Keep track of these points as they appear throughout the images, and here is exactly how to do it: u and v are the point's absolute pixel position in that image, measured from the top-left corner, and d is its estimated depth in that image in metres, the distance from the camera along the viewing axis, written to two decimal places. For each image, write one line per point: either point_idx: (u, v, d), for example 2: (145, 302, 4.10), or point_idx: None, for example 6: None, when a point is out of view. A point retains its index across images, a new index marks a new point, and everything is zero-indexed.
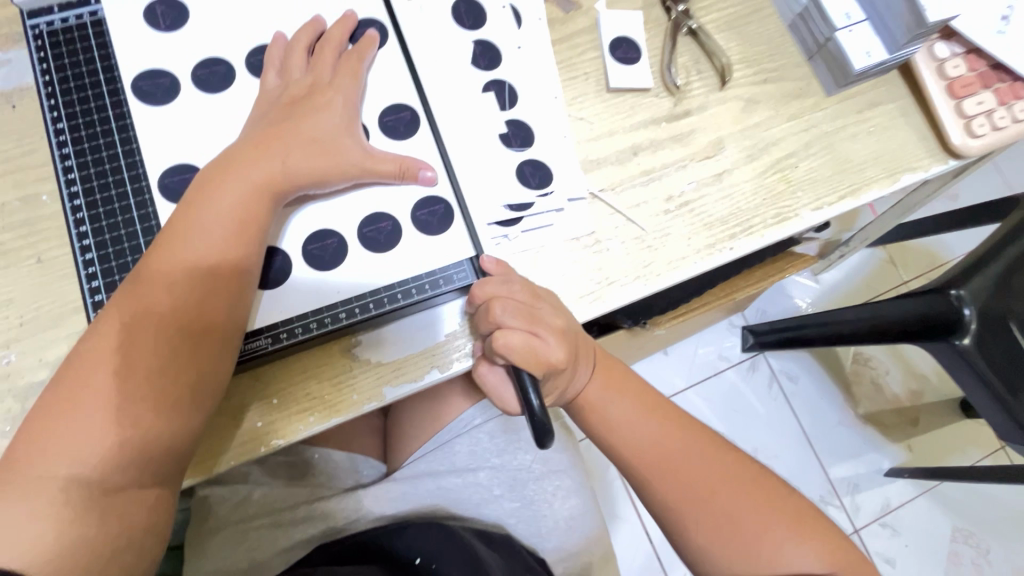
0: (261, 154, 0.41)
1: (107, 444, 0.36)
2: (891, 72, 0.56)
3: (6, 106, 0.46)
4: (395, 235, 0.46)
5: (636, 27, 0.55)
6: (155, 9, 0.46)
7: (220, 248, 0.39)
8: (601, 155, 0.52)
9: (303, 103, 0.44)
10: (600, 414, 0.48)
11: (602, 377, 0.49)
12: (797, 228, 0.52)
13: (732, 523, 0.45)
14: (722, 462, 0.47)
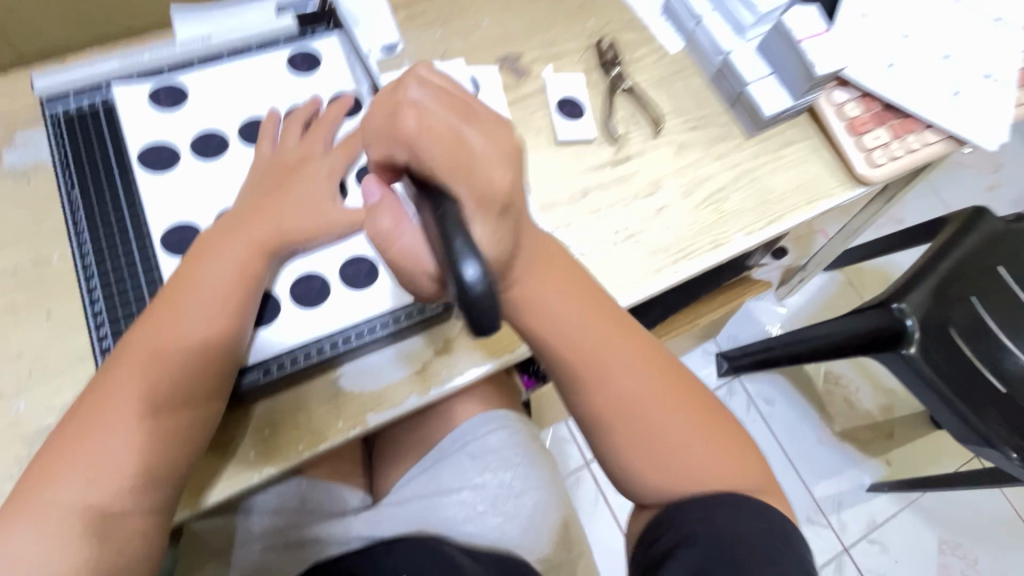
0: (251, 218, 0.47)
1: (109, 474, 0.40)
2: (801, 116, 0.65)
3: (23, 181, 0.53)
4: (374, 274, 0.52)
5: (579, 88, 0.64)
6: (159, 93, 0.54)
7: (216, 299, 0.44)
8: (554, 198, 0.59)
9: (291, 172, 0.50)
10: (544, 312, 0.44)
11: (546, 272, 0.44)
12: (731, 252, 0.59)
13: (649, 430, 0.46)
14: (651, 373, 0.47)
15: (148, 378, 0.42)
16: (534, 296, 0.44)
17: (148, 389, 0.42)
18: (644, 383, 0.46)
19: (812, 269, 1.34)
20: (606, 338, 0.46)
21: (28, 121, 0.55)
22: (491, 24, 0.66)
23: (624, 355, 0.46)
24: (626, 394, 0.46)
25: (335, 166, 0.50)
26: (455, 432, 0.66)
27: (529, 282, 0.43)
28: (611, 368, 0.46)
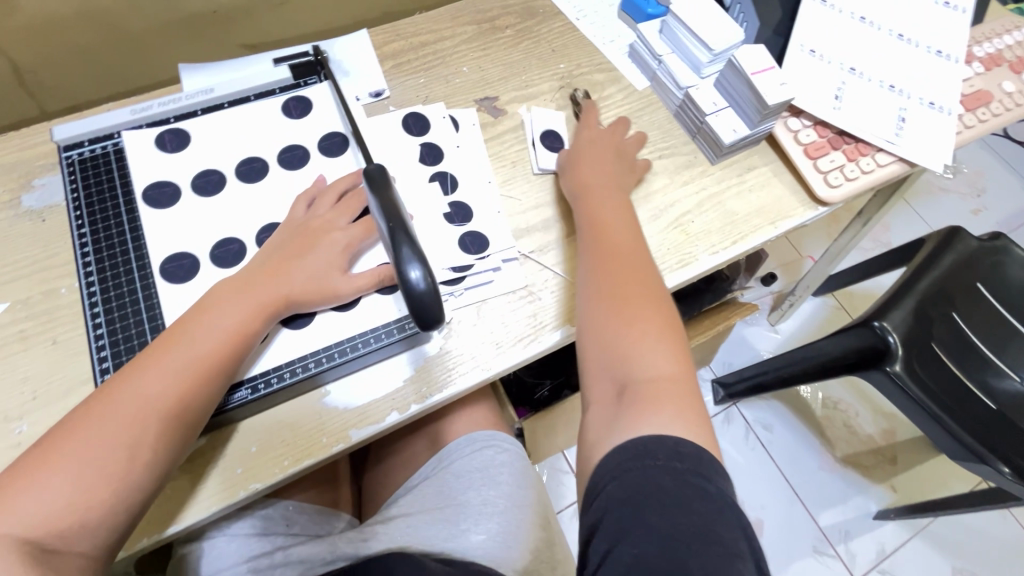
0: (265, 283, 0.50)
1: (67, 505, 0.41)
2: (761, 144, 0.70)
3: (39, 221, 0.57)
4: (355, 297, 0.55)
5: (552, 124, 0.69)
6: (164, 137, 0.58)
7: (211, 350, 0.47)
8: (529, 224, 0.63)
9: (310, 243, 0.53)
10: (594, 206, 0.59)
11: (607, 197, 0.60)
12: (698, 270, 0.62)
13: (626, 319, 0.51)
14: (655, 299, 0.53)
15: (127, 415, 0.44)
16: (592, 204, 0.59)
17: (123, 424, 0.44)
18: (630, 274, 0.54)
19: (800, 293, 1.37)
20: (623, 235, 0.57)
21: (47, 166, 0.60)
22: (471, 70, 0.72)
23: (630, 255, 0.56)
24: (617, 270, 0.54)
25: (352, 243, 0.54)
26: (438, 454, 0.71)
27: (588, 184, 0.61)
28: (612, 252, 0.56)
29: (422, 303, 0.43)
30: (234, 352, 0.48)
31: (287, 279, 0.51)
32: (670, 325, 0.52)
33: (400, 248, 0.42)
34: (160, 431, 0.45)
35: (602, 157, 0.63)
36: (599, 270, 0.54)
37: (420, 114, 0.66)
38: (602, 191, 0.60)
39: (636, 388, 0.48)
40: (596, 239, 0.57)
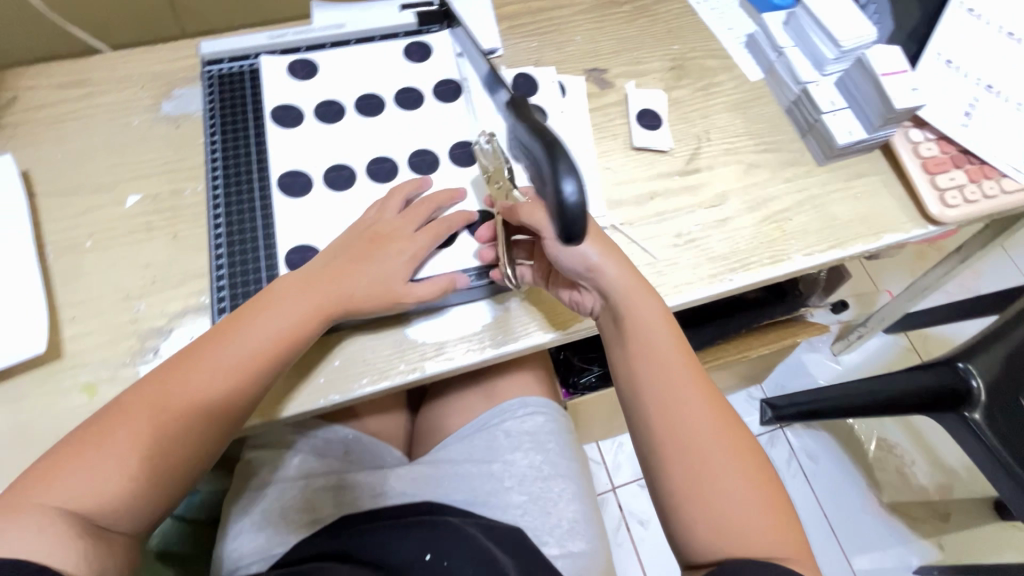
0: (301, 312, 0.50)
1: (115, 489, 0.45)
2: (875, 151, 0.67)
3: (174, 126, 0.62)
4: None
5: (658, 102, 0.68)
6: (295, 63, 0.62)
7: (253, 358, 0.48)
8: (623, 197, 0.63)
9: (371, 256, 0.53)
10: (640, 313, 0.52)
11: (649, 301, 0.53)
12: (790, 269, 0.61)
13: (695, 462, 0.48)
14: (713, 426, 0.49)
15: (176, 413, 0.47)
16: (632, 313, 0.52)
17: (173, 422, 0.47)
18: (696, 402, 0.50)
19: (872, 326, 1.29)
20: (675, 355, 0.52)
21: (186, 79, 0.65)
22: (584, 40, 0.72)
23: (686, 380, 0.51)
24: (676, 401, 0.50)
25: (417, 252, 0.54)
26: (494, 409, 0.70)
27: (627, 291, 0.52)
28: (671, 379, 0.51)
29: (575, 217, 0.40)
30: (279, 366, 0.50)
31: (335, 301, 0.51)
32: (745, 446, 0.50)
33: (561, 162, 0.40)
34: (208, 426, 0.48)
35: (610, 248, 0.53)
36: (665, 411, 0.50)
37: (530, 75, 0.67)
38: (639, 293, 0.52)
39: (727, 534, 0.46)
40: (652, 367, 0.51)
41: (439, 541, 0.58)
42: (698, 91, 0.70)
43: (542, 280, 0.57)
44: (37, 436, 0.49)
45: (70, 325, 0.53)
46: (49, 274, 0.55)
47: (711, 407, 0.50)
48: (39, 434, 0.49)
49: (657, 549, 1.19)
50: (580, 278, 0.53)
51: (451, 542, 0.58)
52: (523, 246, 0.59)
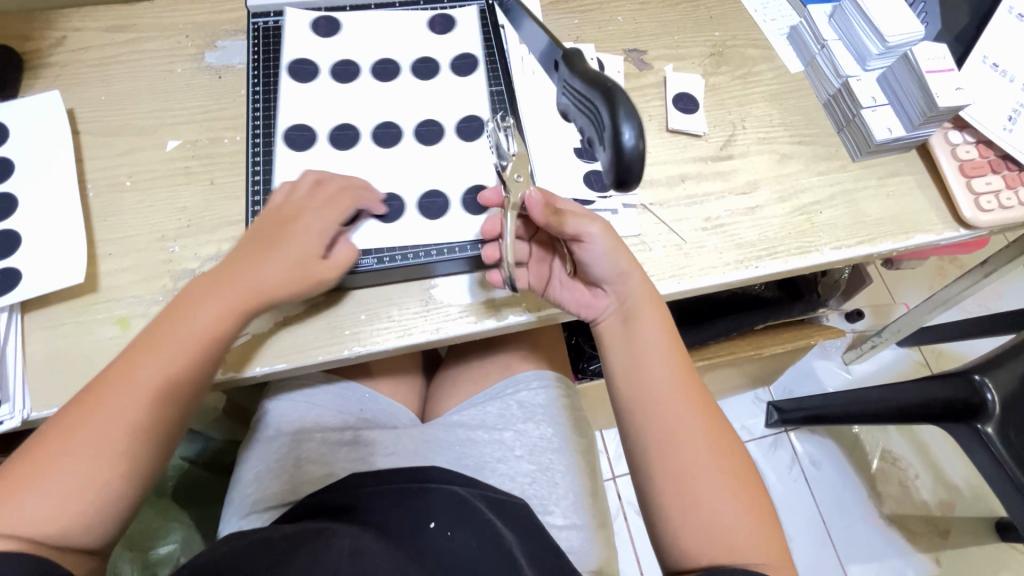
0: (219, 297, 0.49)
1: (64, 495, 0.43)
2: (912, 151, 0.66)
3: (216, 77, 0.63)
4: (444, 209, 0.57)
5: (695, 87, 0.68)
6: (319, 21, 0.63)
7: (184, 344, 0.47)
8: (654, 177, 0.63)
9: (282, 241, 0.51)
10: (637, 321, 0.54)
11: (648, 306, 0.54)
12: (817, 261, 0.61)
13: (678, 463, 0.50)
14: (699, 428, 0.51)
15: (113, 412, 0.45)
16: (630, 319, 0.54)
17: (121, 425, 0.45)
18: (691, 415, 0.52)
19: (886, 337, 1.27)
20: (675, 367, 0.53)
21: (230, 31, 0.66)
22: (625, 20, 0.72)
23: (682, 392, 0.52)
24: (664, 405, 0.52)
25: (327, 228, 0.52)
26: (509, 378, 0.71)
27: (635, 302, 0.54)
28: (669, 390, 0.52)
29: (631, 162, 0.41)
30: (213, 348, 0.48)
31: (251, 283, 0.49)
32: (736, 461, 0.51)
33: (619, 105, 0.40)
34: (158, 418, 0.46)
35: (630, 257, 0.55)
36: (663, 421, 0.51)
37: None
38: (646, 302, 0.54)
39: (705, 533, 0.48)
40: (650, 377, 0.53)
41: (428, 501, 0.58)
42: (737, 79, 0.70)
43: (541, 286, 0.56)
44: (71, 363, 0.50)
45: (107, 260, 0.54)
46: (89, 209, 0.56)
47: (698, 410, 0.52)
48: (73, 362, 0.50)
49: None
50: (605, 282, 0.54)
51: (440, 500, 0.58)
52: (521, 247, 0.57)
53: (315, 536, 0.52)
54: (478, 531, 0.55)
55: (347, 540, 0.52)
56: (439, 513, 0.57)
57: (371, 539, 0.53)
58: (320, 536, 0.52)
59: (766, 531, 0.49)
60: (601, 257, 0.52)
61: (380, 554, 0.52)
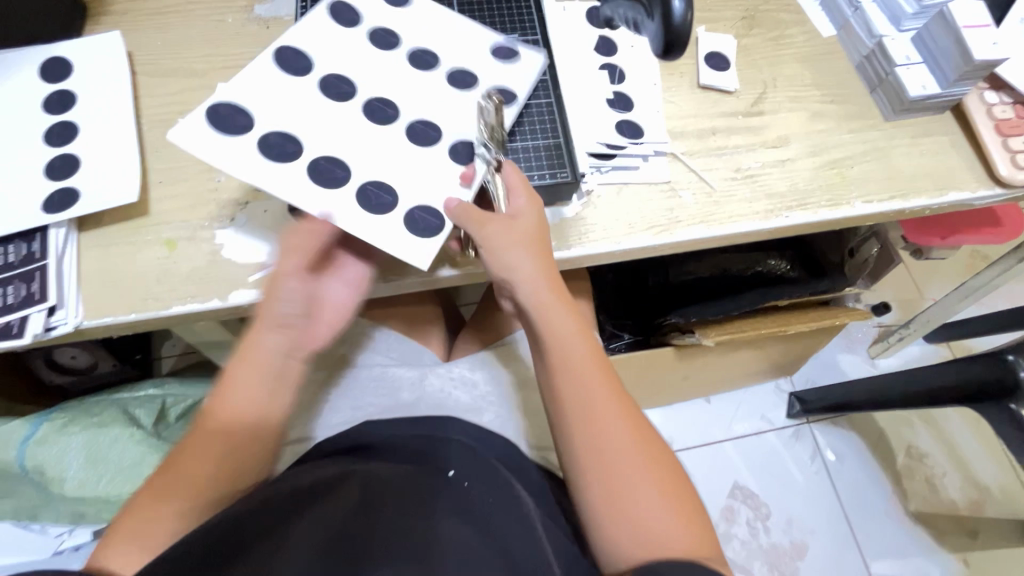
0: (259, 353, 0.53)
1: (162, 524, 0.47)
2: (946, 113, 0.66)
3: (264, 26, 0.66)
4: (389, 208, 0.51)
5: (727, 45, 0.68)
6: None
7: (250, 385, 0.53)
8: (685, 129, 0.64)
9: (268, 284, 0.53)
10: (552, 318, 0.52)
11: (557, 299, 0.52)
12: (848, 214, 0.61)
13: (604, 464, 0.49)
14: (621, 426, 0.50)
15: (204, 451, 0.51)
16: (546, 314, 0.52)
17: (205, 467, 0.50)
18: (609, 419, 0.51)
19: (914, 328, 1.23)
20: (592, 374, 0.52)
21: None
22: None
23: (605, 395, 0.51)
24: (586, 407, 0.51)
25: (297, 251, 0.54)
26: None
27: (546, 301, 0.52)
28: (586, 396, 0.51)
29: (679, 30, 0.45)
30: (264, 393, 0.53)
31: (272, 321, 0.53)
32: (661, 459, 0.50)
33: None
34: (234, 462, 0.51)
35: (542, 250, 0.53)
36: (584, 430, 0.50)
37: None
38: (550, 293, 0.52)
39: (640, 534, 0.47)
40: (569, 387, 0.51)
41: (443, 454, 0.56)
42: (769, 40, 0.70)
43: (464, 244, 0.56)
44: (123, 281, 0.53)
45: (157, 188, 0.57)
46: (142, 141, 0.58)
47: (619, 407, 0.51)
48: (124, 277, 0.53)
49: None
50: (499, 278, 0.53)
51: (457, 453, 0.56)
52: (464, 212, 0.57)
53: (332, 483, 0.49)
54: (496, 489, 0.53)
55: (360, 486, 0.50)
56: (457, 463, 0.55)
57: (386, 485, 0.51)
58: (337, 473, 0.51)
59: (696, 519, 0.49)
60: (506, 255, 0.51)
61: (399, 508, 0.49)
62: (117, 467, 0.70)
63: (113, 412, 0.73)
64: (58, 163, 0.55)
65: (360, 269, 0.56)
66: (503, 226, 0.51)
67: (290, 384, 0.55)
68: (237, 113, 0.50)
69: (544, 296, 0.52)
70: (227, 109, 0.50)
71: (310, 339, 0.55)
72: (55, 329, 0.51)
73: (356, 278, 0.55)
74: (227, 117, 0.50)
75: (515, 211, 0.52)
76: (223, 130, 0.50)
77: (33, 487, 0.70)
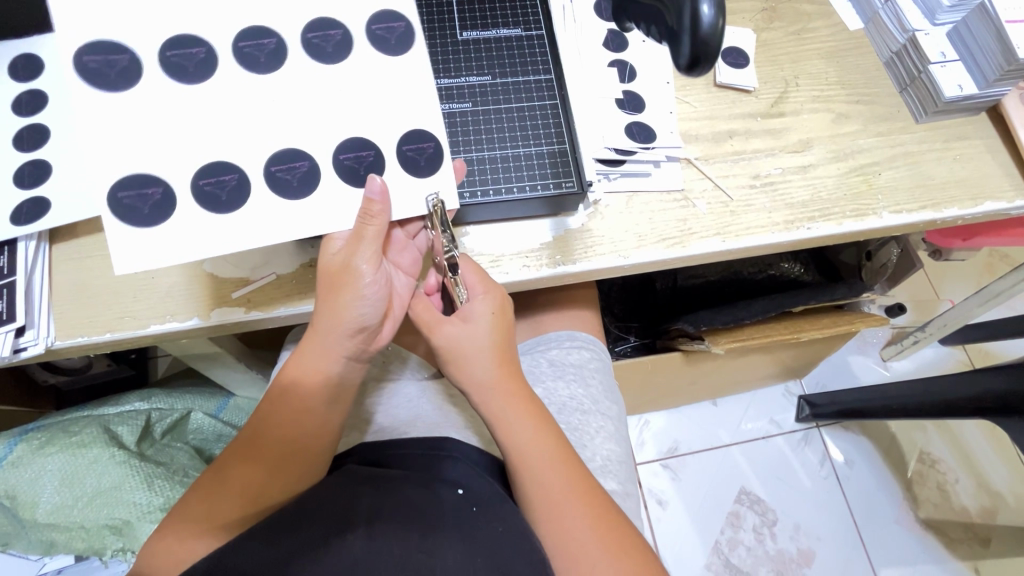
0: (325, 357, 0.48)
1: (207, 528, 0.44)
2: (981, 115, 0.62)
3: None
4: (436, 159, 0.49)
5: (746, 40, 0.63)
6: None
7: (311, 389, 0.49)
8: (699, 132, 0.59)
9: (330, 284, 0.47)
10: (508, 423, 0.49)
11: (511, 395, 0.50)
12: (874, 225, 0.57)
13: (574, 560, 0.46)
14: (589, 519, 0.48)
15: (264, 457, 0.48)
16: (503, 417, 0.49)
17: (260, 476, 0.47)
18: (573, 503, 0.48)
19: (930, 333, 1.18)
20: (558, 470, 0.49)
21: None
22: None
23: (573, 488, 0.48)
24: (552, 506, 0.48)
25: (359, 235, 0.46)
26: (539, 337, 0.68)
27: (498, 405, 0.49)
28: (545, 485, 0.48)
29: (707, 40, 0.40)
30: (320, 402, 0.49)
31: (339, 320, 0.47)
32: (629, 541, 0.48)
33: None
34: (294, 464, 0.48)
35: (498, 348, 0.50)
36: (546, 517, 0.48)
37: None
38: (512, 398, 0.50)
39: None
40: (535, 485, 0.48)
41: (450, 471, 0.51)
42: (791, 34, 0.65)
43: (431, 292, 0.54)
44: (98, 297, 0.50)
45: None
46: None
47: (585, 500, 0.48)
48: (98, 294, 0.50)
49: (675, 532, 1.14)
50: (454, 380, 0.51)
51: (463, 472, 0.51)
52: (433, 278, 0.54)
53: (330, 537, 0.42)
54: (506, 518, 0.46)
55: (361, 537, 0.43)
56: (467, 483, 0.50)
57: (390, 534, 0.43)
58: (333, 515, 0.44)
59: None
60: (464, 363, 0.50)
61: (402, 550, 0.42)
62: (95, 489, 0.66)
63: (92, 430, 0.69)
64: (27, 169, 0.51)
65: (415, 253, 0.53)
66: (455, 333, 0.50)
67: (350, 390, 0.51)
68: (145, 183, 0.44)
69: (493, 393, 0.50)
70: (128, 193, 0.44)
71: (378, 340, 0.51)
72: (24, 351, 0.48)
73: (414, 263, 0.53)
74: (136, 206, 0.44)
75: (470, 311, 0.49)
76: (147, 222, 0.44)
77: (4, 512, 0.65)
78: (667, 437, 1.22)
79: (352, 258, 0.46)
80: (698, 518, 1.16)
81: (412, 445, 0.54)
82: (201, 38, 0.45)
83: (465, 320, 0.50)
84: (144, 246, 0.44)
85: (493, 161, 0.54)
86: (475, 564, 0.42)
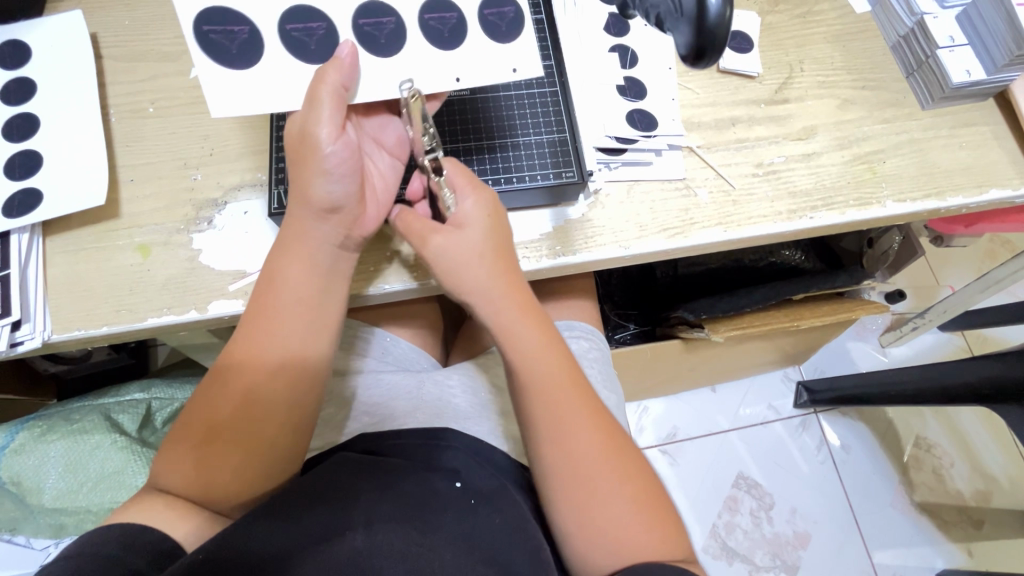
0: (307, 248, 0.46)
1: (215, 443, 0.45)
2: (988, 100, 0.61)
3: None
4: (517, 21, 0.48)
5: (751, 24, 0.62)
6: None
7: (299, 287, 0.46)
8: (702, 120, 0.58)
9: (300, 163, 0.45)
10: (514, 334, 0.48)
11: (516, 306, 0.48)
12: (878, 214, 0.56)
13: (574, 472, 0.46)
14: (595, 437, 0.47)
15: (254, 362, 0.46)
16: (510, 331, 0.48)
17: (255, 374, 0.46)
18: (580, 427, 0.47)
19: (930, 319, 1.17)
20: (564, 390, 0.48)
21: None
22: None
23: (580, 408, 0.48)
24: (557, 419, 0.47)
25: (312, 100, 0.43)
26: None
27: (510, 317, 0.48)
28: (553, 405, 0.47)
29: (713, 31, 0.39)
30: (312, 294, 0.47)
31: (318, 204, 0.45)
32: (634, 465, 0.48)
33: None
34: (284, 392, 0.46)
35: (500, 255, 0.48)
36: (551, 441, 0.47)
37: None
38: (527, 308, 0.49)
39: (611, 549, 0.45)
40: (545, 402, 0.47)
41: (446, 462, 0.51)
42: (796, 17, 0.63)
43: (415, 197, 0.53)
44: (91, 289, 0.49)
45: (129, 186, 0.52)
46: (109, 134, 0.54)
47: (593, 418, 0.48)
48: (94, 287, 0.50)
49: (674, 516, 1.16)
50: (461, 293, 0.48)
51: (460, 461, 0.51)
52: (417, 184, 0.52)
53: (332, 536, 0.42)
54: (505, 510, 0.47)
55: (361, 534, 0.42)
56: (466, 474, 0.50)
57: (391, 531, 0.43)
58: (334, 511, 0.44)
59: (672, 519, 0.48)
60: (478, 266, 0.48)
61: (403, 544, 0.42)
62: (98, 476, 0.67)
63: (93, 418, 0.69)
64: (17, 160, 0.50)
65: (398, 130, 0.51)
66: (456, 237, 0.47)
67: (343, 284, 0.48)
68: (233, 23, 0.44)
69: (503, 306, 0.48)
70: (215, 29, 0.44)
71: (362, 223, 0.48)
72: (22, 345, 0.47)
73: (397, 143, 0.51)
74: (225, 44, 0.44)
75: (462, 215, 0.47)
76: (238, 58, 0.44)
77: (11, 498, 0.66)
78: (666, 423, 1.23)
79: (306, 122, 0.43)
80: (696, 503, 1.17)
81: (410, 437, 0.53)
82: (320, 17, 0.46)
83: (466, 217, 0.47)
84: (251, 109, 0.44)
85: (491, 151, 0.53)
86: (474, 560, 0.42)
